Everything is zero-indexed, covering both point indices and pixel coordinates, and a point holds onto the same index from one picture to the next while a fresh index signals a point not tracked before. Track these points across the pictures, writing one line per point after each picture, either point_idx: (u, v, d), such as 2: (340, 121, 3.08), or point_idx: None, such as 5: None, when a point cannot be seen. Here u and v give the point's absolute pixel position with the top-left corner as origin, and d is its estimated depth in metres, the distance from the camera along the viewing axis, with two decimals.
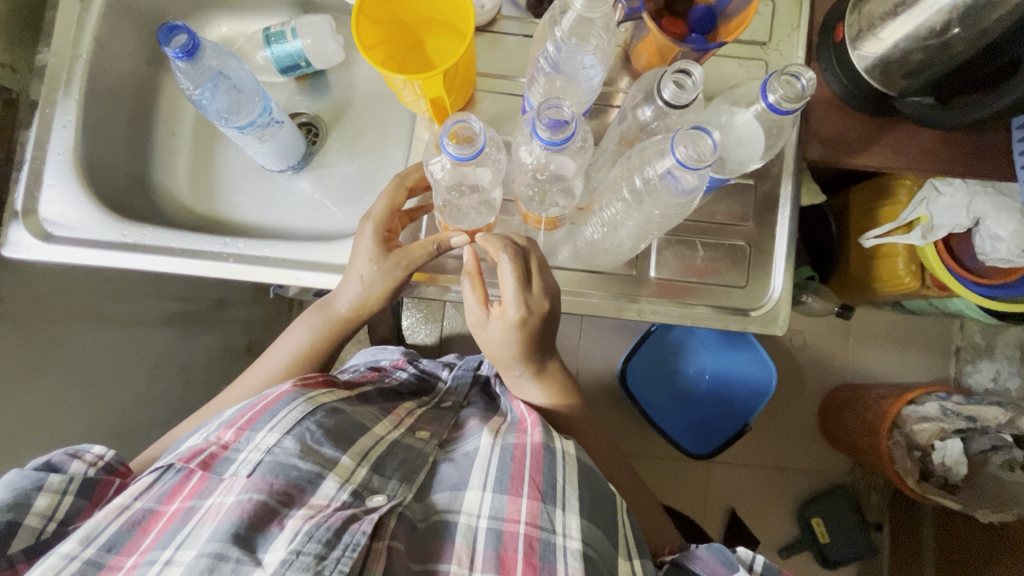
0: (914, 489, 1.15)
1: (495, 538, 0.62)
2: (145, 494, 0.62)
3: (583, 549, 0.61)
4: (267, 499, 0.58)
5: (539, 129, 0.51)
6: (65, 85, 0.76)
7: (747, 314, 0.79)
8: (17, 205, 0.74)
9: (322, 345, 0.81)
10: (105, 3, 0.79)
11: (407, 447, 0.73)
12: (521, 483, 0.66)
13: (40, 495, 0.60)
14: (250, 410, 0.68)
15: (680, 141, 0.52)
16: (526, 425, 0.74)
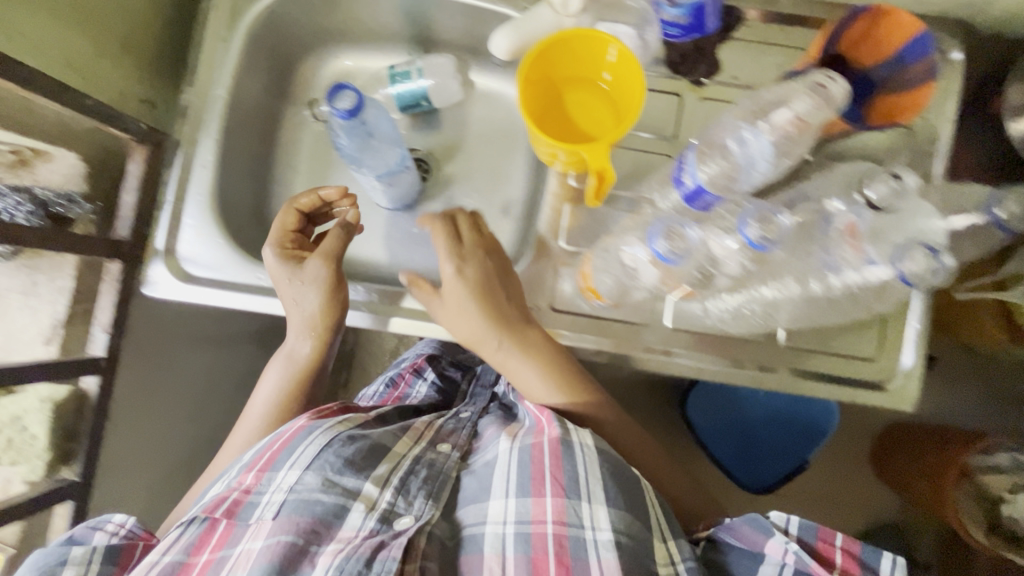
0: (985, 544, 1.02)
1: (524, 542, 0.57)
2: (171, 549, 0.58)
3: (616, 540, 0.55)
4: (294, 539, 0.56)
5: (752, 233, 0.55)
6: (206, 124, 0.77)
7: (878, 389, 0.76)
8: (158, 243, 0.74)
9: (297, 384, 0.75)
10: (245, 42, 0.80)
11: (429, 460, 0.68)
12: (541, 481, 0.60)
13: (66, 568, 0.56)
14: (268, 450, 0.64)
15: (907, 256, 0.57)
16: (541, 421, 0.66)
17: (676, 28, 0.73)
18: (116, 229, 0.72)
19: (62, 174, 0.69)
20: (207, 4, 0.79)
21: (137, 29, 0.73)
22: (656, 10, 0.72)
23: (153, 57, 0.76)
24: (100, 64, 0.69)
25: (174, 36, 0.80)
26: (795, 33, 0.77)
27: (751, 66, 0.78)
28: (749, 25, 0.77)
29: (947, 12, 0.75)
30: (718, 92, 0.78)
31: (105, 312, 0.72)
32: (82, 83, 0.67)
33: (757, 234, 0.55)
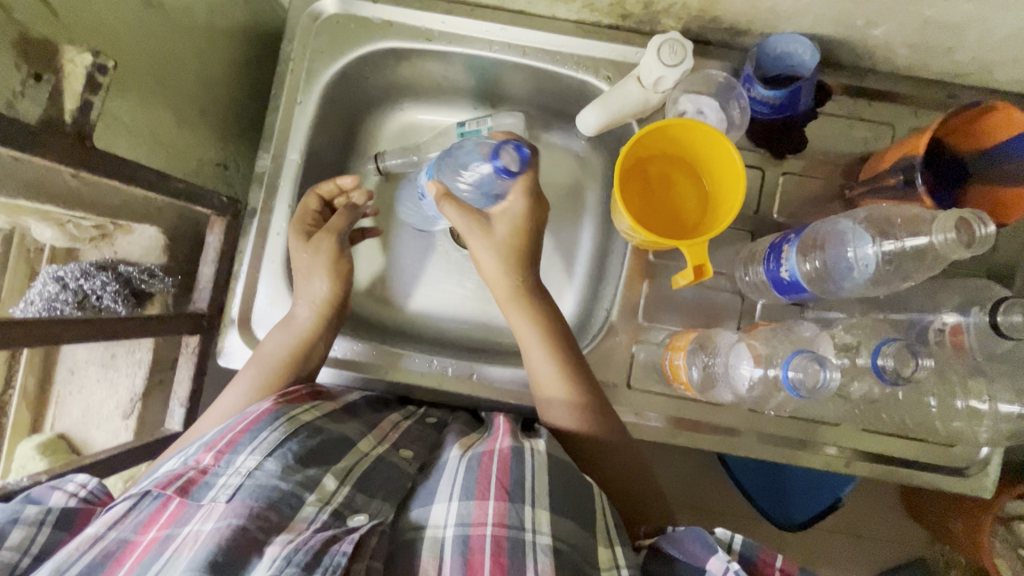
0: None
1: (462, 544, 0.51)
2: (119, 523, 0.50)
3: (555, 545, 0.51)
4: (247, 525, 0.48)
5: (882, 361, 0.46)
6: (279, 189, 0.75)
7: (961, 475, 0.74)
8: (233, 312, 0.73)
9: (290, 361, 0.68)
10: (318, 104, 0.78)
11: (391, 464, 0.60)
12: (490, 484, 0.54)
13: (14, 528, 0.49)
14: (231, 432, 0.57)
15: None
16: (497, 432, 0.63)
17: (767, 106, 0.71)
18: (193, 301, 0.72)
19: (142, 246, 0.69)
20: (282, 65, 0.77)
21: (213, 93, 0.73)
22: (746, 87, 0.71)
23: (225, 118, 0.76)
24: (180, 134, 0.68)
25: (245, 93, 0.79)
26: (882, 110, 0.76)
27: (837, 141, 0.76)
28: (835, 99, 0.76)
29: None
30: (799, 165, 0.76)
31: (182, 385, 0.72)
32: (165, 155, 0.66)
33: (889, 366, 0.46)
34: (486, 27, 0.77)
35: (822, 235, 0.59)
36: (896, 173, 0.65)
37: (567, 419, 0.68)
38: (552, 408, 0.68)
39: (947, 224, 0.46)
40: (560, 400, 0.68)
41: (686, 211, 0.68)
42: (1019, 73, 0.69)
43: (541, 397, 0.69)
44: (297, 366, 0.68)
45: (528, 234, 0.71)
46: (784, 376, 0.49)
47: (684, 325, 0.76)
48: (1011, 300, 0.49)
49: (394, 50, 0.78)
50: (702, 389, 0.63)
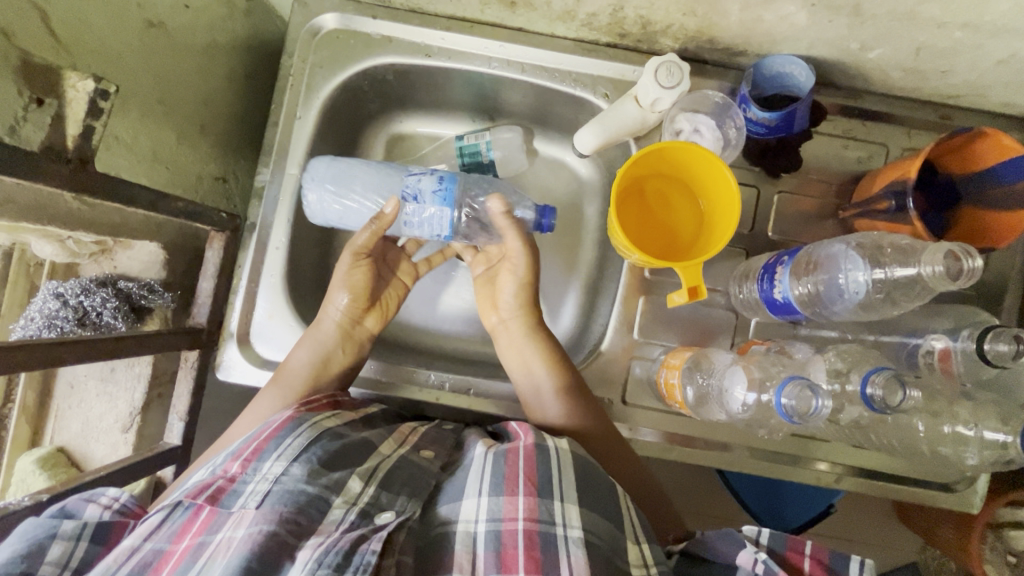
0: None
1: (494, 540, 0.52)
2: (153, 535, 0.51)
3: (587, 538, 0.52)
4: (276, 530, 0.49)
5: (872, 389, 0.47)
6: (278, 204, 0.76)
7: (948, 488, 0.76)
8: (231, 326, 0.74)
9: (312, 377, 0.70)
10: (318, 119, 0.78)
11: (415, 464, 0.61)
12: (516, 480, 0.55)
13: (52, 543, 0.49)
14: (256, 440, 0.58)
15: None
16: (519, 430, 0.62)
17: (762, 127, 0.71)
18: (192, 316, 0.72)
19: (141, 261, 0.69)
20: (282, 79, 0.78)
21: (212, 109, 0.73)
22: (742, 107, 0.72)
23: (225, 133, 0.76)
24: (180, 151, 0.69)
25: (244, 108, 0.79)
26: (876, 131, 0.77)
27: (831, 161, 0.77)
28: (830, 119, 0.76)
29: None
30: (793, 184, 0.77)
31: (181, 400, 0.73)
32: (166, 172, 0.67)
33: (876, 396, 0.47)
34: (485, 44, 0.77)
35: (816, 259, 0.61)
36: (889, 196, 0.66)
37: (554, 413, 0.69)
38: (542, 405, 0.70)
39: (935, 257, 0.47)
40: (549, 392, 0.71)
41: (680, 233, 0.69)
42: (1010, 96, 0.70)
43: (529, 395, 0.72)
44: (320, 383, 0.70)
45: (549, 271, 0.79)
46: (777, 401, 0.49)
47: (679, 341, 0.77)
48: (998, 329, 0.50)
49: (393, 65, 0.79)
50: (695, 408, 0.64)
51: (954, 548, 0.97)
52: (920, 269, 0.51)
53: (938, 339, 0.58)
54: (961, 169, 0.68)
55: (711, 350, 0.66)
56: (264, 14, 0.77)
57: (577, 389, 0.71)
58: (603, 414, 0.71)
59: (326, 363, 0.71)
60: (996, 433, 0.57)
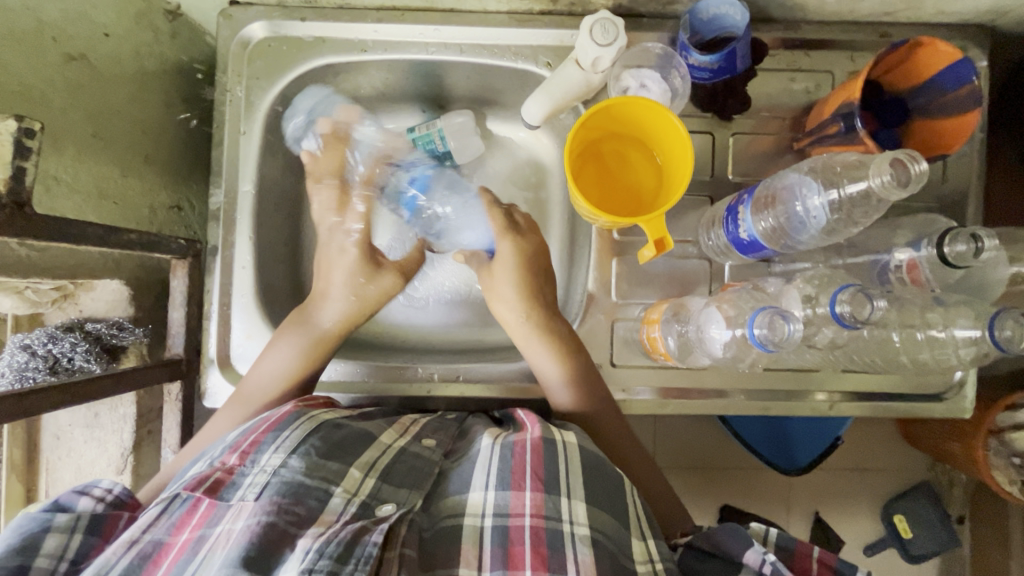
0: (1019, 498, 0.95)
1: (501, 534, 0.54)
2: (153, 527, 0.52)
3: (593, 536, 0.54)
4: (275, 520, 0.50)
5: (836, 304, 0.48)
6: (237, 224, 0.75)
7: (937, 399, 0.78)
8: (210, 352, 0.73)
9: (294, 372, 0.72)
10: (263, 132, 0.77)
11: (415, 454, 0.63)
12: (522, 476, 0.57)
13: (47, 536, 0.51)
14: (254, 432, 0.59)
15: (1001, 324, 0.52)
16: (526, 423, 0.65)
17: (707, 72, 0.72)
18: (168, 347, 0.71)
19: (106, 301, 0.68)
20: (220, 96, 0.76)
21: (153, 137, 0.71)
22: (683, 55, 0.72)
23: (171, 159, 0.75)
24: (127, 184, 0.68)
25: (187, 132, 0.78)
26: (819, 59, 0.77)
27: (780, 97, 0.77)
28: (772, 54, 0.77)
29: (969, 19, 0.74)
30: (747, 124, 0.78)
31: (172, 432, 0.73)
32: (116, 208, 0.66)
33: (846, 313, 0.47)
34: (420, 30, 0.76)
35: (773, 193, 0.61)
36: (837, 121, 0.66)
37: (571, 399, 0.72)
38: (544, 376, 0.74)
39: (881, 166, 0.47)
40: (562, 383, 0.73)
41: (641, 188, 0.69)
42: (943, 5, 0.71)
43: (540, 376, 0.74)
44: (305, 374, 0.72)
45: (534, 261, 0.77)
46: (750, 333, 0.49)
47: (659, 297, 0.78)
48: (955, 230, 0.50)
49: (330, 66, 0.78)
50: (680, 356, 0.65)
51: (959, 460, 0.99)
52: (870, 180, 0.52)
53: (905, 252, 0.59)
54: (902, 83, 0.69)
55: (687, 299, 0.67)
56: (192, 33, 0.75)
57: (586, 374, 0.73)
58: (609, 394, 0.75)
59: (298, 370, 0.72)
60: (967, 330, 0.56)
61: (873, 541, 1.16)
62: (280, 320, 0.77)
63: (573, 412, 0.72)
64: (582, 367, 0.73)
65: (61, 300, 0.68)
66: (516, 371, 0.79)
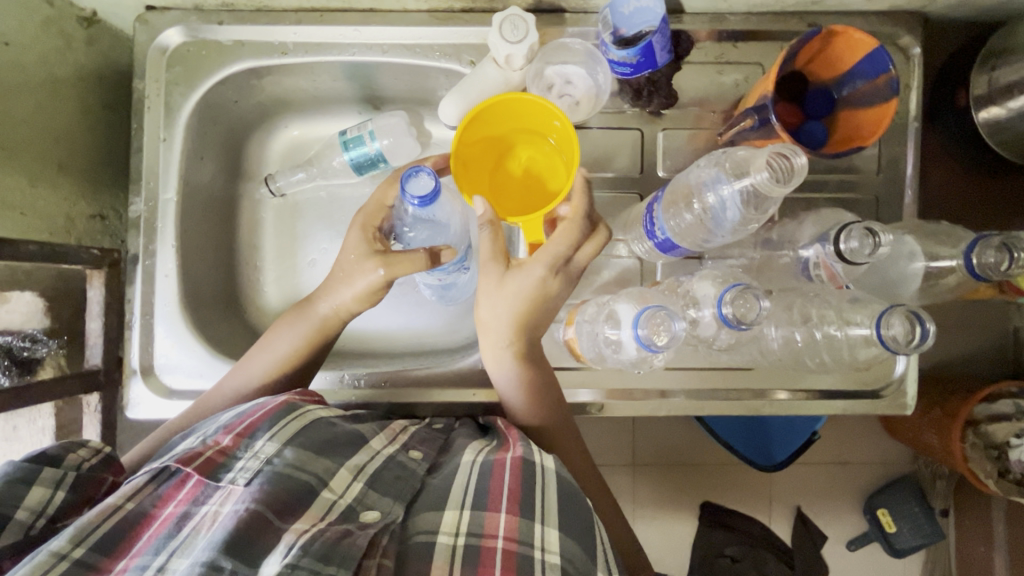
0: (996, 491, 0.92)
1: (470, 555, 0.54)
2: (138, 496, 0.53)
3: (563, 565, 0.53)
4: (264, 509, 0.51)
5: (725, 305, 0.45)
6: (160, 231, 0.75)
7: (877, 396, 0.76)
8: (133, 362, 0.73)
9: (276, 365, 0.72)
10: (186, 137, 0.76)
11: (400, 463, 0.62)
12: (500, 497, 0.58)
13: (31, 489, 0.51)
14: (249, 416, 0.60)
15: (891, 319, 0.51)
16: (508, 441, 0.66)
17: (627, 67, 0.70)
18: (89, 358, 0.71)
19: (21, 314, 0.67)
20: (138, 103, 0.75)
21: (66, 145, 0.71)
22: (604, 51, 0.71)
23: (89, 168, 0.74)
24: (35, 194, 0.67)
25: (109, 140, 0.77)
26: (748, 50, 0.75)
27: (710, 90, 0.76)
28: (700, 47, 0.75)
29: (899, 5, 0.72)
30: (679, 119, 0.76)
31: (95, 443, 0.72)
32: (23, 219, 0.65)
33: (730, 314, 0.45)
34: (340, 31, 0.75)
35: (688, 189, 0.60)
36: (748, 114, 0.65)
37: (528, 404, 0.70)
38: (502, 377, 0.70)
39: (761, 164, 0.45)
40: (519, 387, 0.70)
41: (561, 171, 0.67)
42: None
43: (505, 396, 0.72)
44: (295, 369, 0.73)
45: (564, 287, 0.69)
46: (634, 334, 0.49)
47: (583, 294, 0.76)
48: (850, 225, 0.48)
49: (253, 69, 0.76)
50: (592, 356, 0.65)
51: (941, 454, 0.97)
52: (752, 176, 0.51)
53: (816, 253, 0.58)
54: (827, 73, 0.68)
55: (603, 298, 0.65)
56: (109, 39, 0.74)
57: (548, 382, 0.71)
58: (564, 408, 0.73)
59: (295, 357, 0.73)
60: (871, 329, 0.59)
61: (857, 535, 1.15)
62: (207, 328, 0.77)
63: (532, 419, 0.71)
64: (554, 408, 0.71)
65: None
66: (445, 375, 0.78)
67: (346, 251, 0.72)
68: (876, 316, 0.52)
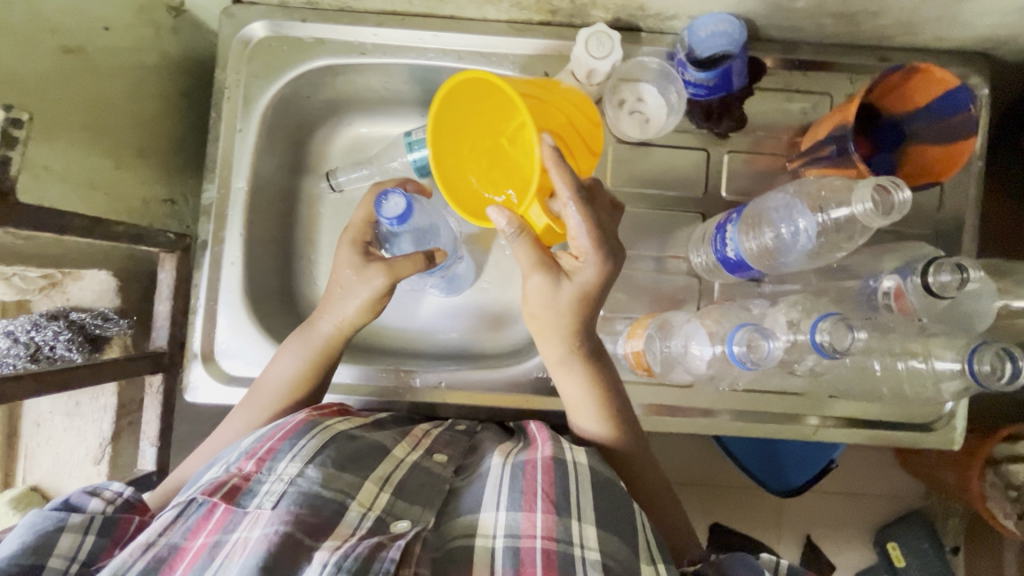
0: (1014, 531, 0.91)
1: (512, 556, 0.53)
2: (170, 529, 0.52)
3: (604, 562, 0.54)
4: (293, 530, 0.51)
5: (818, 333, 0.47)
6: (228, 219, 0.76)
7: (924, 429, 0.76)
8: (194, 347, 0.73)
9: (288, 387, 0.69)
10: (260, 129, 0.77)
11: (426, 469, 0.63)
12: (534, 497, 0.56)
13: (61, 536, 0.52)
14: (269, 439, 0.60)
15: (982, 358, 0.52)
16: (535, 440, 0.64)
17: (703, 88, 0.72)
18: (154, 340, 0.72)
19: (94, 291, 0.69)
20: (218, 93, 0.77)
21: (148, 129, 0.72)
22: (680, 71, 0.72)
23: (165, 153, 0.75)
24: (118, 176, 0.68)
25: (182, 126, 0.78)
26: (818, 80, 0.76)
27: (777, 116, 0.77)
28: (771, 73, 0.76)
29: (970, 47, 0.73)
30: (744, 143, 0.77)
31: (150, 425, 0.72)
32: (106, 200, 0.66)
33: (826, 342, 0.46)
34: (419, 36, 0.76)
35: (761, 215, 0.61)
36: (828, 143, 0.67)
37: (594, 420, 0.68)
38: (568, 395, 0.68)
39: (864, 193, 0.46)
40: (583, 405, 0.68)
41: (551, 100, 0.63)
42: (942, 32, 0.71)
43: (572, 410, 0.69)
44: (307, 388, 0.70)
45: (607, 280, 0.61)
46: (729, 350, 0.48)
47: (645, 311, 0.77)
48: (941, 260, 0.50)
49: (330, 67, 0.78)
50: (661, 372, 0.65)
51: (955, 490, 0.96)
52: (852, 207, 0.51)
53: (891, 279, 0.58)
54: (898, 108, 0.69)
55: (670, 313, 0.66)
56: (193, 29, 0.76)
57: (612, 393, 0.68)
58: (633, 417, 0.70)
59: (304, 375, 0.70)
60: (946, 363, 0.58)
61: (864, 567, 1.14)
62: (266, 319, 0.77)
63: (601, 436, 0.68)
64: (622, 419, 0.68)
65: (48, 288, 0.68)
66: (499, 380, 0.78)
67: (341, 267, 0.71)
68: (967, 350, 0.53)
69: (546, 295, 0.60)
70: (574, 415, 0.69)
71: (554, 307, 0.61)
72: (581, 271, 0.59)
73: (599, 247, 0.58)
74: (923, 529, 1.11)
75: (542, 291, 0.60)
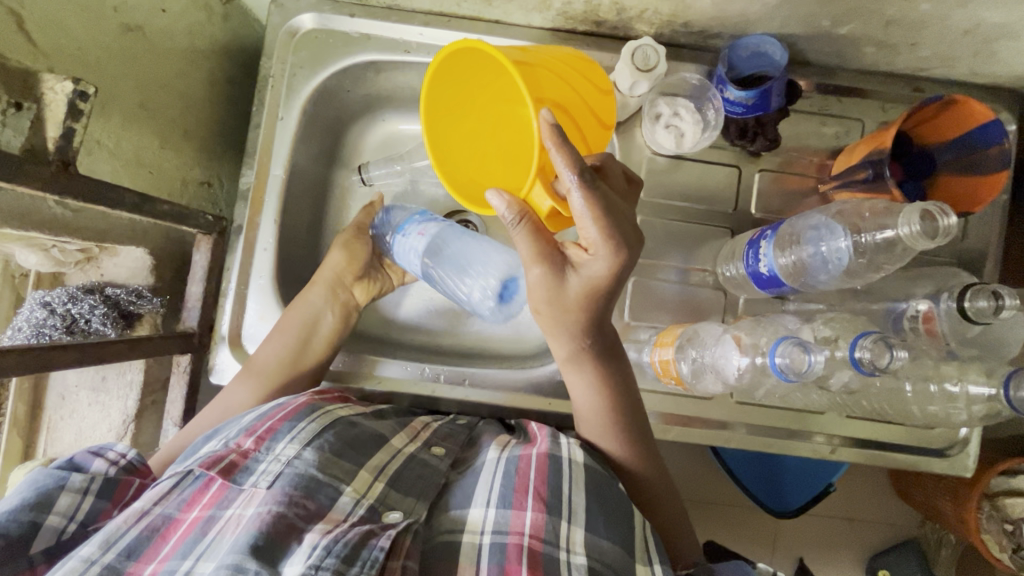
0: (1009, 566, 0.91)
1: (499, 552, 0.53)
2: (164, 499, 0.53)
3: (589, 565, 0.53)
4: (285, 512, 0.50)
5: (860, 348, 0.49)
6: (264, 206, 0.76)
7: (936, 454, 0.77)
8: (223, 329, 0.74)
9: (283, 364, 0.71)
10: (300, 119, 0.78)
11: (423, 461, 0.63)
12: (524, 494, 0.56)
13: (61, 495, 0.52)
14: (270, 419, 0.60)
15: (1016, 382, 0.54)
16: (534, 438, 0.66)
17: (741, 107, 0.73)
18: (183, 320, 0.73)
19: (128, 268, 0.69)
20: (262, 81, 0.78)
21: (191, 112, 0.73)
22: (719, 89, 0.73)
23: (206, 137, 0.76)
24: (163, 156, 0.69)
25: (224, 110, 0.79)
26: (852, 106, 0.78)
27: (810, 138, 0.78)
28: (806, 96, 0.78)
29: (1002, 82, 0.75)
30: (775, 162, 0.78)
31: (175, 405, 0.74)
32: (150, 177, 0.67)
33: (865, 359, 0.48)
34: (464, 38, 0.77)
35: (798, 232, 0.62)
36: (866, 166, 0.68)
37: (604, 424, 0.67)
38: (579, 396, 0.67)
39: (911, 216, 0.49)
40: (593, 406, 0.67)
41: (538, 62, 0.61)
42: (978, 66, 0.72)
43: (582, 414, 0.68)
44: (294, 365, 0.72)
45: (624, 275, 0.57)
46: (771, 362, 0.51)
47: (670, 323, 0.78)
48: (976, 287, 0.53)
49: (372, 63, 0.78)
50: (692, 382, 0.66)
51: (950, 521, 0.95)
52: (898, 230, 0.53)
53: (923, 303, 0.60)
54: (931, 137, 0.70)
55: (700, 324, 0.67)
56: (242, 17, 0.77)
57: (625, 396, 0.67)
58: (645, 434, 0.68)
59: (293, 351, 0.72)
60: (980, 387, 0.58)
61: None
62: None
63: (608, 441, 0.67)
64: (633, 426, 0.67)
65: (84, 261, 0.70)
66: (520, 381, 0.78)
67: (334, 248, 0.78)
68: (1003, 376, 0.55)
69: (551, 287, 0.58)
70: (586, 417, 0.68)
71: (559, 302, 0.59)
72: (589, 263, 0.56)
73: (608, 237, 0.53)
74: (915, 559, 1.08)
75: (547, 284, 0.58)
